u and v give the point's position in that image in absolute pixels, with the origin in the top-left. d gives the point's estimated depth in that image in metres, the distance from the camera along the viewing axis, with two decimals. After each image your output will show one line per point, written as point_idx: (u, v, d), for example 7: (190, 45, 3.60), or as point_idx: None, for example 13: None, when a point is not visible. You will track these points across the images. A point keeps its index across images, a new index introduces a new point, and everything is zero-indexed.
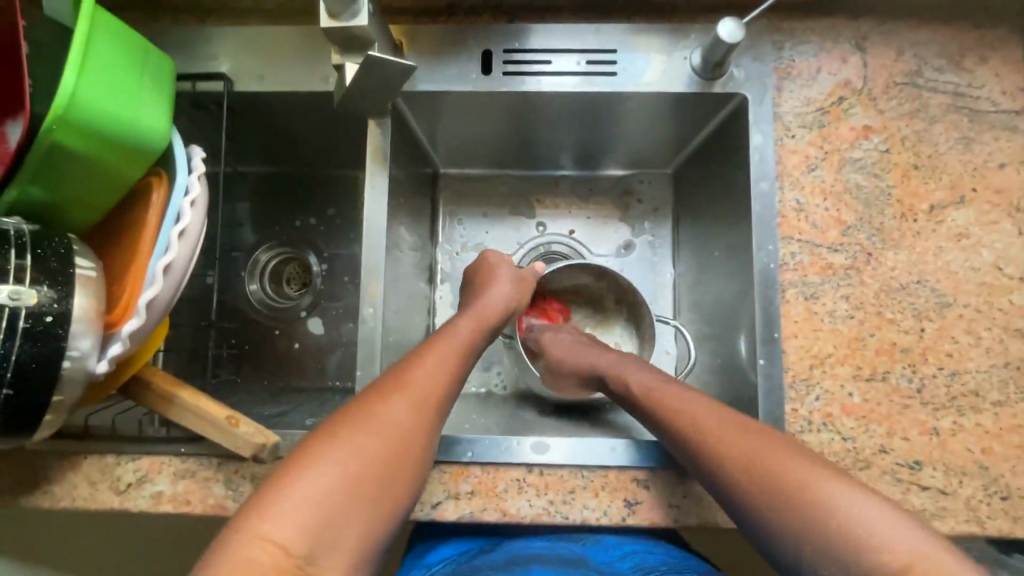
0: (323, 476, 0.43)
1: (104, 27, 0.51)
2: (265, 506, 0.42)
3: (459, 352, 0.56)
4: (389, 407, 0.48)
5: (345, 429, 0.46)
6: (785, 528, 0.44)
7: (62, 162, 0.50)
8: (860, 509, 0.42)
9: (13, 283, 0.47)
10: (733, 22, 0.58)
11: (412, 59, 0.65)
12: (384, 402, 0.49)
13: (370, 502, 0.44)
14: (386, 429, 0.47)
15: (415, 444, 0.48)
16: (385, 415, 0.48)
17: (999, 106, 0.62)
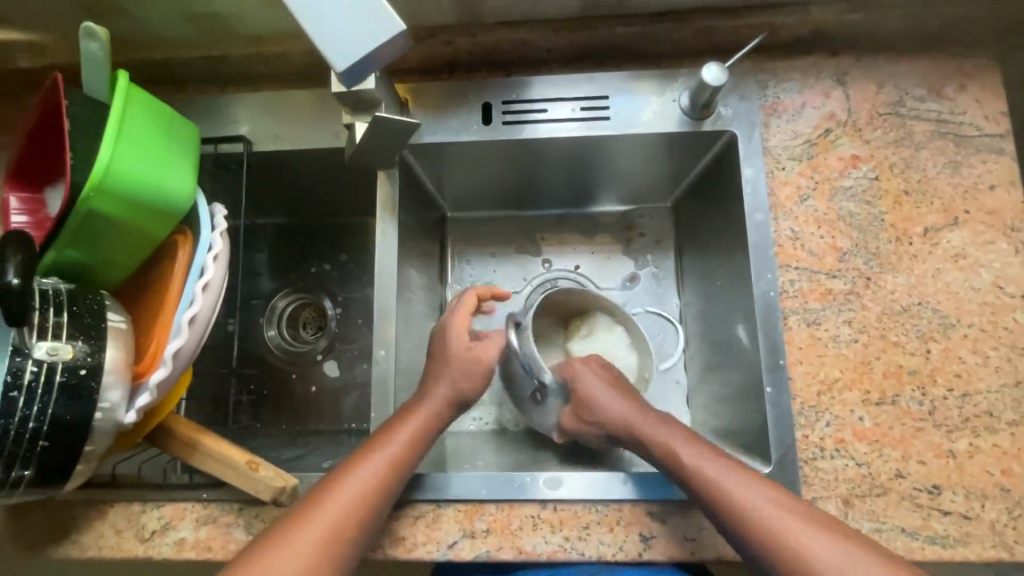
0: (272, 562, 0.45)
1: (136, 103, 0.56)
2: None
3: (423, 428, 0.58)
4: (349, 490, 0.51)
5: (307, 511, 0.49)
6: None
7: (97, 225, 0.54)
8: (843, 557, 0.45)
9: (51, 340, 0.50)
10: (716, 67, 0.61)
11: (418, 114, 0.69)
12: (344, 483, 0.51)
13: None
14: (337, 514, 0.49)
15: (367, 528, 0.51)
16: (344, 498, 0.50)
17: (983, 130, 0.64)
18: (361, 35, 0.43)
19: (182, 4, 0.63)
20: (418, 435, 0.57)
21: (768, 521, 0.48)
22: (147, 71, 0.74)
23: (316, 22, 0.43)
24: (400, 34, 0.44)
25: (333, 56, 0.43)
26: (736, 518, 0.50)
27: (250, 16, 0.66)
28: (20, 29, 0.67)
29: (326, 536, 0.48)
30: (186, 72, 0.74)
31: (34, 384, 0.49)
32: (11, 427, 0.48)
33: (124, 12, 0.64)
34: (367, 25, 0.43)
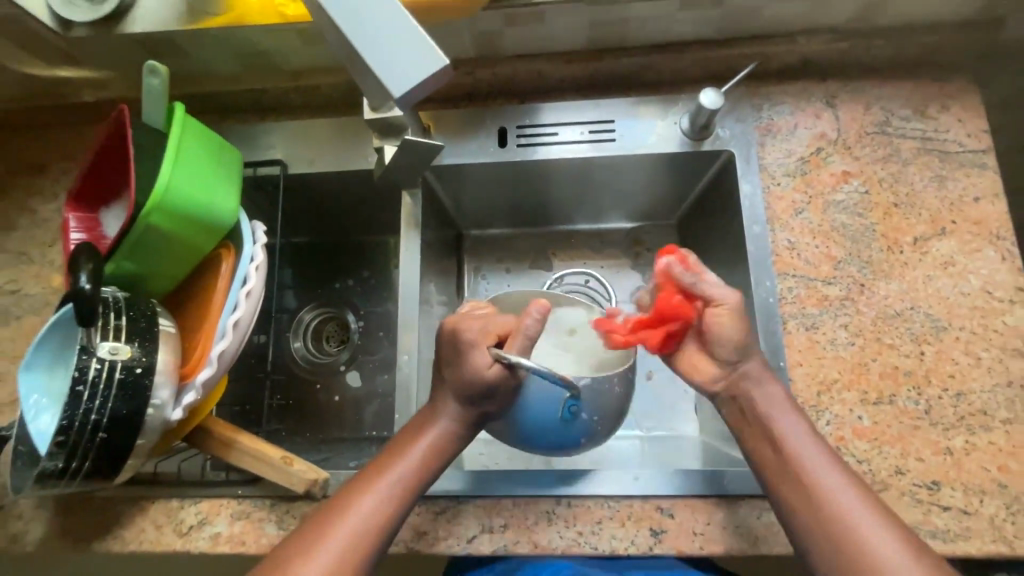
0: None
1: (191, 131, 0.63)
2: None
3: (428, 454, 0.56)
4: (353, 518, 0.51)
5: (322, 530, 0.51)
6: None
7: (153, 239, 0.60)
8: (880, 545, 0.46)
9: (112, 341, 0.55)
10: (713, 92, 0.67)
11: (439, 138, 0.76)
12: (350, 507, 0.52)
13: None
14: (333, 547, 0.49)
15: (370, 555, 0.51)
16: (348, 526, 0.51)
17: (965, 147, 0.68)
18: (415, 67, 0.43)
19: (232, 44, 0.71)
20: (423, 460, 0.56)
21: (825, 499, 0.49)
22: (194, 102, 0.81)
23: (377, 56, 0.44)
24: (446, 67, 0.44)
25: (390, 85, 0.43)
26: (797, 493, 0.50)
27: (292, 54, 0.73)
28: (85, 67, 0.75)
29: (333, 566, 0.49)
30: (228, 103, 0.81)
31: (97, 380, 0.54)
32: (76, 419, 0.53)
33: (179, 51, 0.72)
34: (418, 58, 0.43)
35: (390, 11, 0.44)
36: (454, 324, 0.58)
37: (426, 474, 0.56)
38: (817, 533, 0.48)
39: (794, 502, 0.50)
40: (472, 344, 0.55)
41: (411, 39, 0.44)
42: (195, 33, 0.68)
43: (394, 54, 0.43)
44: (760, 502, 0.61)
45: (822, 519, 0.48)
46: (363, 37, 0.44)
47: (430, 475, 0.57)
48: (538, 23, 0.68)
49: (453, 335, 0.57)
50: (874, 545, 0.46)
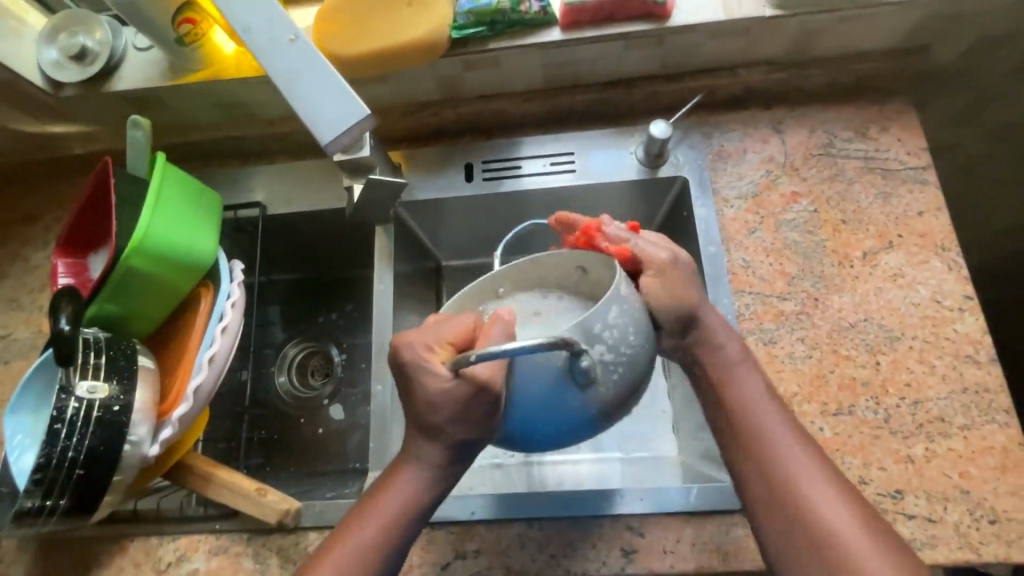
0: None
1: (172, 176, 0.67)
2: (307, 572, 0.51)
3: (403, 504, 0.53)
4: (341, 552, 0.52)
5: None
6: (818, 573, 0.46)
7: (133, 279, 0.63)
8: (845, 526, 0.47)
9: (91, 379, 0.58)
10: (664, 122, 0.72)
11: (410, 175, 0.80)
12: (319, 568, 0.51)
13: None
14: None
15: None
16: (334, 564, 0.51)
17: (907, 164, 0.72)
18: (339, 116, 0.47)
19: (212, 99, 0.76)
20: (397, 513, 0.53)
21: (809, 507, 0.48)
22: (178, 151, 0.85)
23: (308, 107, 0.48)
24: (366, 117, 0.47)
25: (319, 133, 0.47)
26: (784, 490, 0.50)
27: (269, 104, 0.78)
28: (75, 122, 0.80)
29: None
30: (211, 151, 0.86)
31: (76, 418, 0.56)
32: (54, 456, 0.55)
33: (163, 106, 0.77)
34: (344, 108, 0.47)
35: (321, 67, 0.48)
36: (401, 357, 0.52)
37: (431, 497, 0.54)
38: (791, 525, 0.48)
39: (766, 487, 0.51)
40: (416, 361, 0.51)
41: (338, 91, 0.48)
42: (176, 89, 0.73)
43: (323, 103, 0.48)
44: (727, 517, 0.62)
45: (801, 513, 0.48)
46: (296, 94, 0.48)
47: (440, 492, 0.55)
48: (495, 68, 0.73)
49: (399, 358, 0.52)
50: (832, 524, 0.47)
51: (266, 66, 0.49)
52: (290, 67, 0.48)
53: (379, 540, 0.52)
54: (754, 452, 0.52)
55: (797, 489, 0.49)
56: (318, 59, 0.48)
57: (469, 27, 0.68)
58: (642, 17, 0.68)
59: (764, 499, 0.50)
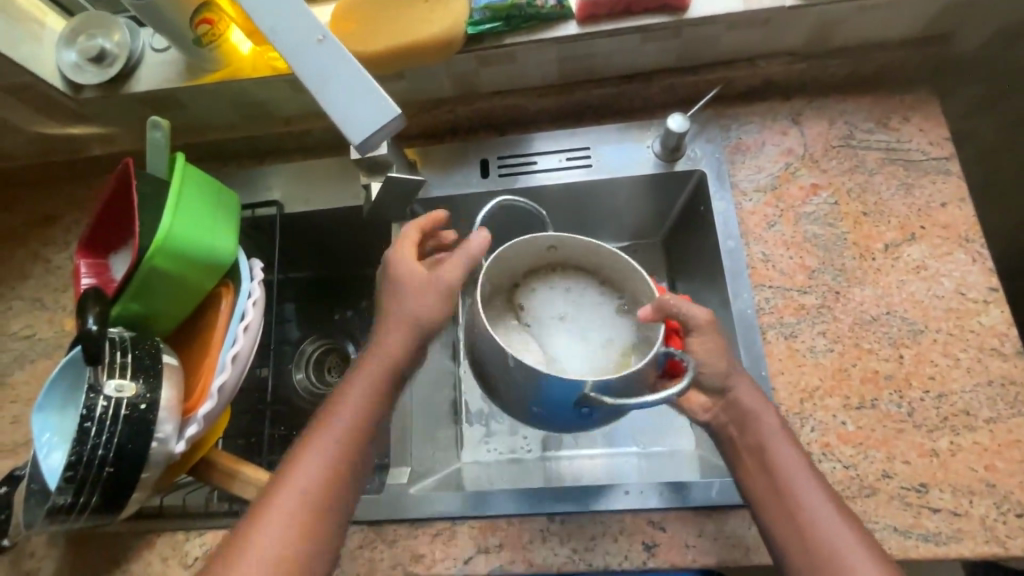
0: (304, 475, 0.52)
1: (192, 176, 0.68)
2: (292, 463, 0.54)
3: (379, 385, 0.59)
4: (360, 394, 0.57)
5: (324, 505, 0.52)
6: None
7: (156, 279, 0.64)
8: (844, 544, 0.50)
9: (118, 378, 0.58)
10: (681, 115, 0.71)
11: (425, 172, 0.80)
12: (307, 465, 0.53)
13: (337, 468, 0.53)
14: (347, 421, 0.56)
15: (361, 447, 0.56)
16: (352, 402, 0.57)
17: (929, 155, 0.71)
18: (372, 116, 0.47)
19: (229, 99, 0.76)
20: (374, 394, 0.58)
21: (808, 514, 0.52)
22: (195, 150, 0.86)
23: (340, 109, 0.48)
24: (398, 118, 0.48)
25: (350, 134, 0.47)
26: (790, 502, 0.53)
27: (284, 103, 0.79)
28: (94, 124, 0.81)
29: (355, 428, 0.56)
30: (227, 151, 0.86)
31: (104, 417, 0.57)
32: (83, 454, 0.56)
33: (181, 106, 0.78)
34: (375, 108, 0.48)
35: (350, 68, 0.48)
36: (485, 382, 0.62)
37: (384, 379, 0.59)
38: (788, 541, 0.52)
39: (763, 502, 0.54)
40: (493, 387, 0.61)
41: (368, 92, 0.48)
42: (195, 89, 0.74)
43: (355, 106, 0.48)
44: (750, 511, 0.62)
45: (795, 517, 0.52)
46: (327, 96, 0.48)
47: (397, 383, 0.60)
48: (511, 63, 0.73)
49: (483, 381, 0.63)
50: (833, 537, 0.50)
51: (297, 69, 0.49)
52: (319, 70, 0.48)
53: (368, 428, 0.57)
54: (757, 462, 0.56)
55: (804, 510, 0.52)
56: (346, 59, 0.48)
57: (485, 23, 0.67)
58: (659, 10, 0.67)
59: (763, 504, 0.54)
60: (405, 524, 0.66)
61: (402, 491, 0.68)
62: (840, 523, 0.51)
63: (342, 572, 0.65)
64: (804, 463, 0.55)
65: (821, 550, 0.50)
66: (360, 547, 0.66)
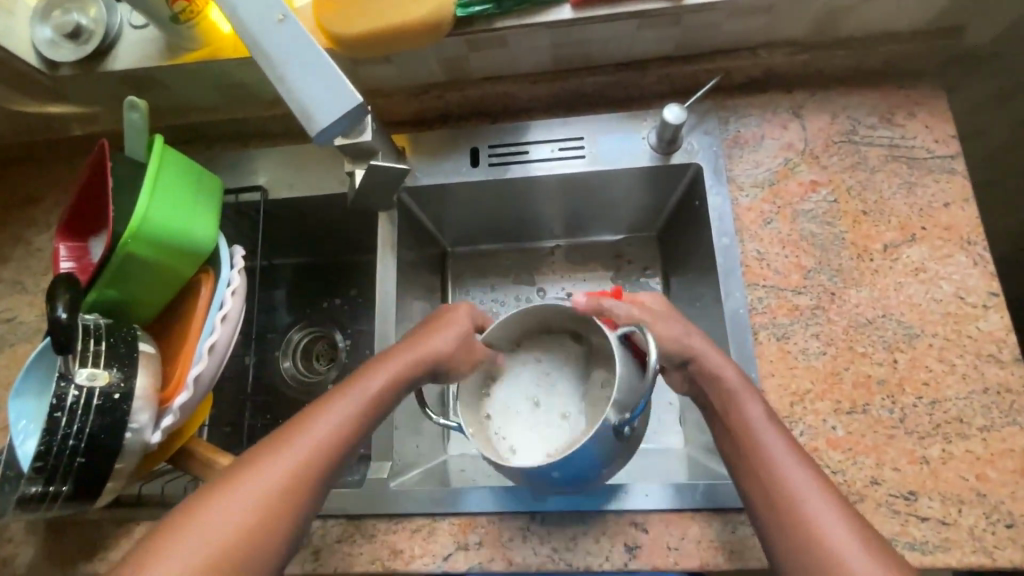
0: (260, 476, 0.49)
1: (171, 159, 0.66)
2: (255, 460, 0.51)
3: (359, 414, 0.55)
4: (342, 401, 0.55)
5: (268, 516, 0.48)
6: (774, 537, 0.48)
7: (132, 265, 0.62)
8: (811, 500, 0.48)
9: (91, 367, 0.57)
10: (678, 106, 0.68)
11: (413, 160, 0.78)
12: (249, 479, 0.49)
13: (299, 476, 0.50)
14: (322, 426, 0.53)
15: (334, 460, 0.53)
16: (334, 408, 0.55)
17: (934, 153, 0.68)
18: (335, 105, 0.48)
19: (211, 79, 0.74)
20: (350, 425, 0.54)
21: (774, 469, 0.51)
22: (180, 132, 0.84)
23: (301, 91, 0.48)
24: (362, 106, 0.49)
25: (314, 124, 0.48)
26: (756, 458, 0.52)
27: (269, 85, 0.76)
28: (74, 103, 0.79)
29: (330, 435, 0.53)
30: (212, 134, 0.84)
31: (76, 406, 0.55)
32: (54, 444, 0.55)
33: (161, 86, 0.75)
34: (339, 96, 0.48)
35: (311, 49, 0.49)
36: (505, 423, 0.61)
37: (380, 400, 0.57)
38: (758, 499, 0.50)
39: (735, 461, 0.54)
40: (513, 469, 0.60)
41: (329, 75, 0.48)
42: (174, 69, 0.71)
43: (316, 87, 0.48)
44: (735, 515, 0.61)
45: (762, 473, 0.51)
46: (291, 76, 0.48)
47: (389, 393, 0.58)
48: (502, 47, 0.70)
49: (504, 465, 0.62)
50: (800, 493, 0.49)
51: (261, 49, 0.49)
52: (284, 50, 0.48)
53: (330, 459, 0.52)
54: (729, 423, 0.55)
55: (770, 465, 0.51)
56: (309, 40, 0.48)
57: (474, 4, 0.64)
58: None
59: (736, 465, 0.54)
60: (385, 518, 0.65)
61: (383, 485, 0.67)
62: (817, 487, 0.49)
63: (321, 565, 0.64)
64: (774, 424, 0.54)
65: (785, 506, 0.48)
66: (339, 540, 0.65)
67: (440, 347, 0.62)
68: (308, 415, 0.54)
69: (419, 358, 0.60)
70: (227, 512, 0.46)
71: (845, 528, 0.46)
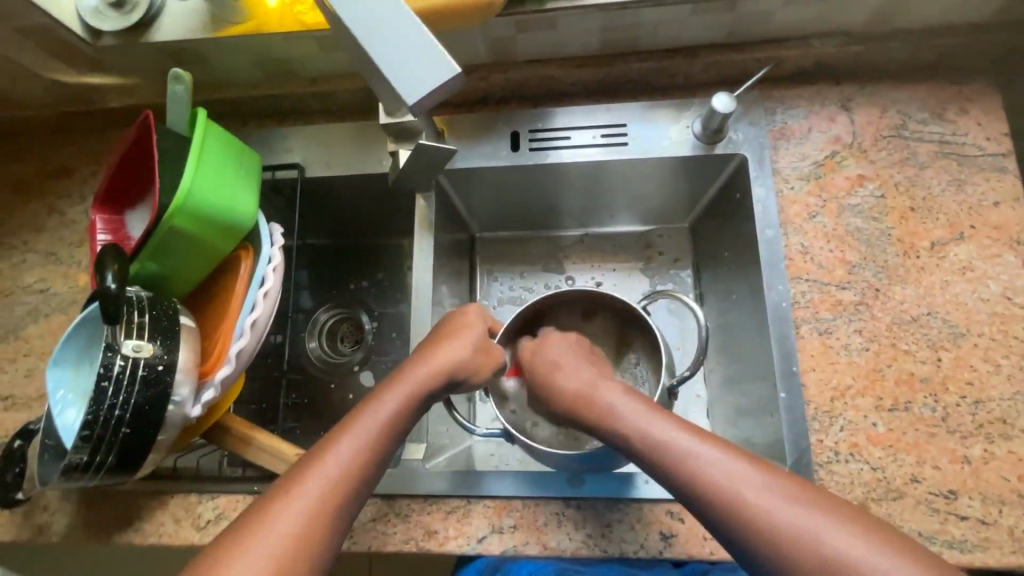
0: (290, 510, 0.47)
1: (212, 133, 0.65)
2: (283, 491, 0.48)
3: (383, 435, 0.53)
4: (367, 425, 0.53)
5: (302, 551, 0.46)
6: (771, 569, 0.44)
7: (176, 239, 0.62)
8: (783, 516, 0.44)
9: (136, 338, 0.57)
10: (727, 95, 0.67)
11: (452, 142, 0.77)
12: (276, 515, 0.46)
13: (331, 509, 0.48)
14: (351, 454, 0.51)
15: (362, 487, 0.51)
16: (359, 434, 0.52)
17: (985, 150, 0.67)
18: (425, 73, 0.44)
19: (254, 53, 0.73)
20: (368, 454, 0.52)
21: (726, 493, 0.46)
22: (215, 107, 0.83)
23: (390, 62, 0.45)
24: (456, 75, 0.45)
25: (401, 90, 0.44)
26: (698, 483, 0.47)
27: (311, 60, 0.76)
28: (111, 75, 0.78)
29: (358, 463, 0.51)
30: (248, 110, 0.84)
31: (121, 376, 0.56)
32: (100, 413, 0.55)
33: (202, 59, 0.74)
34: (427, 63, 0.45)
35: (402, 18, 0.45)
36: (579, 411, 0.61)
37: (404, 421, 0.55)
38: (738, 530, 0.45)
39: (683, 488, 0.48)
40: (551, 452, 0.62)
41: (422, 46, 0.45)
42: (218, 41, 0.70)
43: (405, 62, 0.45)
44: None
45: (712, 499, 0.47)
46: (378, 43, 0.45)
47: (419, 403, 0.57)
48: (551, 29, 0.69)
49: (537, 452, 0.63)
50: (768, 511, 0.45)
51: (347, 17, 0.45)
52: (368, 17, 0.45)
53: (352, 491, 0.50)
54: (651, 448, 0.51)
55: (716, 488, 0.46)
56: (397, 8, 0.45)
57: None
58: None
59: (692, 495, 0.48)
60: (419, 499, 0.66)
61: (417, 467, 0.67)
62: (787, 501, 0.45)
63: (355, 543, 0.64)
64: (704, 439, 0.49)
65: (762, 530, 0.44)
66: (373, 520, 0.65)
67: (459, 357, 0.59)
68: (321, 448, 0.52)
69: (433, 370, 0.58)
70: (260, 563, 0.44)
71: (824, 519, 0.44)
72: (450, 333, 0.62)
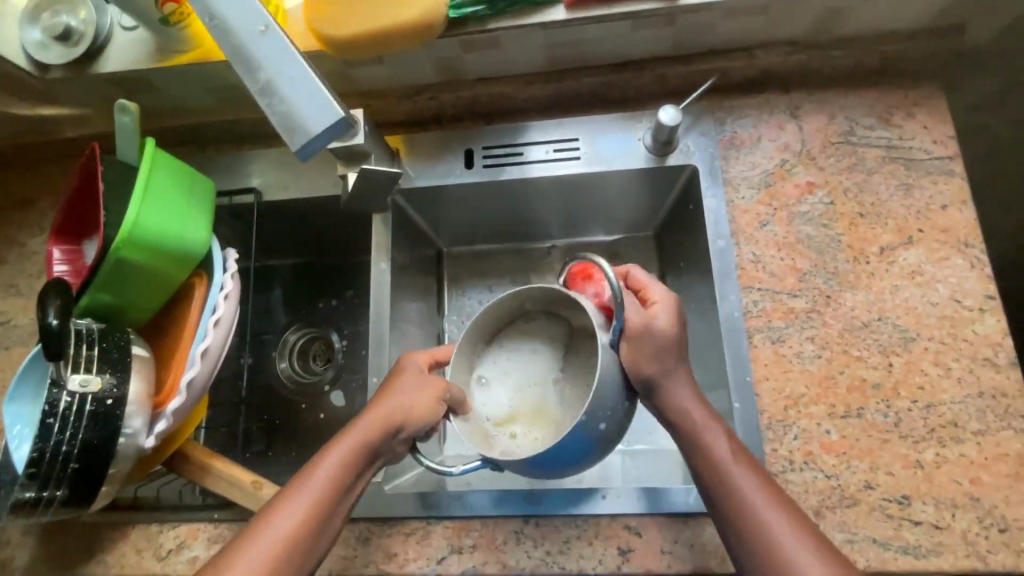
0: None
1: (161, 163, 0.65)
2: (231, 555, 0.49)
3: (330, 494, 0.53)
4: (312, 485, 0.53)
5: None
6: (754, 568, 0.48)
7: (124, 270, 0.62)
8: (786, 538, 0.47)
9: (83, 373, 0.57)
10: (673, 108, 0.68)
11: (407, 161, 0.77)
12: None
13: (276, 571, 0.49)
14: (298, 516, 0.51)
15: (310, 549, 0.51)
16: (304, 496, 0.52)
17: (932, 154, 0.68)
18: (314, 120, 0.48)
19: (204, 81, 0.73)
20: (307, 524, 0.51)
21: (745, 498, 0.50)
22: (173, 134, 0.84)
23: (280, 112, 0.48)
24: (343, 123, 0.49)
25: (289, 138, 0.48)
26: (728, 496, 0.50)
27: None
28: (64, 106, 0.78)
29: (304, 524, 0.51)
30: (206, 135, 0.84)
31: (68, 412, 0.55)
32: (47, 450, 0.55)
33: (154, 89, 0.75)
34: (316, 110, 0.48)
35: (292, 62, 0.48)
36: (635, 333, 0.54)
37: (352, 478, 0.55)
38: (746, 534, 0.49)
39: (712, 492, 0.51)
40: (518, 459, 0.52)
41: (314, 91, 0.48)
42: (167, 71, 0.71)
43: (295, 105, 0.48)
44: None
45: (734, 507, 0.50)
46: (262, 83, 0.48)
47: (370, 456, 0.56)
48: (496, 48, 0.69)
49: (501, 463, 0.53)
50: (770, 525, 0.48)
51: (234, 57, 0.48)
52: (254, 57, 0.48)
53: (298, 554, 0.50)
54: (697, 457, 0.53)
55: (742, 495, 0.50)
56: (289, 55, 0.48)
57: (467, 5, 0.63)
58: None
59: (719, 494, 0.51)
60: (379, 522, 0.65)
61: (377, 489, 0.67)
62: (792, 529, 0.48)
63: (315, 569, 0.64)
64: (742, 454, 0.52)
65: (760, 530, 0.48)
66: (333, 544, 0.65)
67: (407, 407, 0.57)
68: (268, 511, 0.52)
69: (381, 422, 0.56)
70: None
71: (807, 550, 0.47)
72: (396, 374, 0.61)
